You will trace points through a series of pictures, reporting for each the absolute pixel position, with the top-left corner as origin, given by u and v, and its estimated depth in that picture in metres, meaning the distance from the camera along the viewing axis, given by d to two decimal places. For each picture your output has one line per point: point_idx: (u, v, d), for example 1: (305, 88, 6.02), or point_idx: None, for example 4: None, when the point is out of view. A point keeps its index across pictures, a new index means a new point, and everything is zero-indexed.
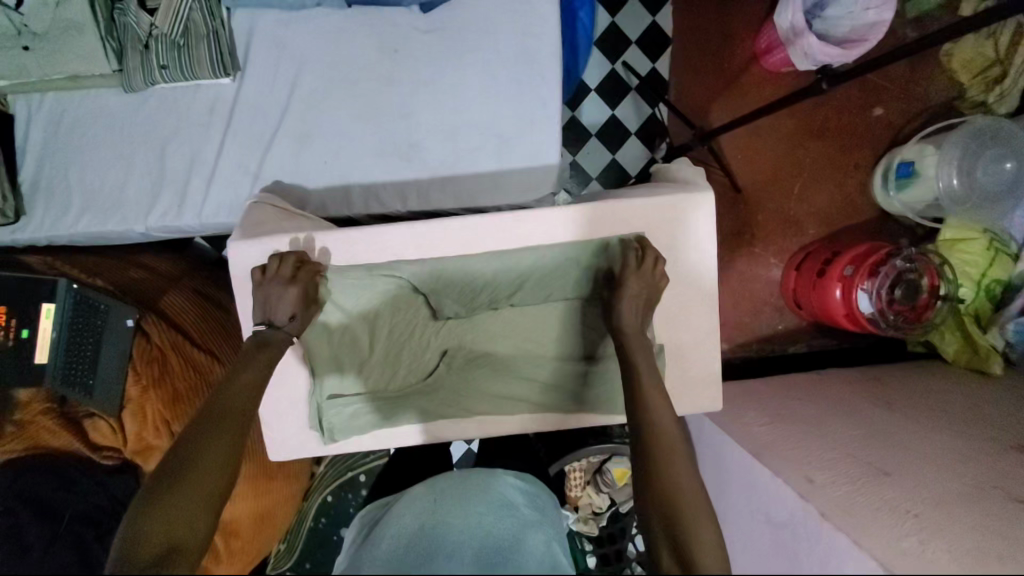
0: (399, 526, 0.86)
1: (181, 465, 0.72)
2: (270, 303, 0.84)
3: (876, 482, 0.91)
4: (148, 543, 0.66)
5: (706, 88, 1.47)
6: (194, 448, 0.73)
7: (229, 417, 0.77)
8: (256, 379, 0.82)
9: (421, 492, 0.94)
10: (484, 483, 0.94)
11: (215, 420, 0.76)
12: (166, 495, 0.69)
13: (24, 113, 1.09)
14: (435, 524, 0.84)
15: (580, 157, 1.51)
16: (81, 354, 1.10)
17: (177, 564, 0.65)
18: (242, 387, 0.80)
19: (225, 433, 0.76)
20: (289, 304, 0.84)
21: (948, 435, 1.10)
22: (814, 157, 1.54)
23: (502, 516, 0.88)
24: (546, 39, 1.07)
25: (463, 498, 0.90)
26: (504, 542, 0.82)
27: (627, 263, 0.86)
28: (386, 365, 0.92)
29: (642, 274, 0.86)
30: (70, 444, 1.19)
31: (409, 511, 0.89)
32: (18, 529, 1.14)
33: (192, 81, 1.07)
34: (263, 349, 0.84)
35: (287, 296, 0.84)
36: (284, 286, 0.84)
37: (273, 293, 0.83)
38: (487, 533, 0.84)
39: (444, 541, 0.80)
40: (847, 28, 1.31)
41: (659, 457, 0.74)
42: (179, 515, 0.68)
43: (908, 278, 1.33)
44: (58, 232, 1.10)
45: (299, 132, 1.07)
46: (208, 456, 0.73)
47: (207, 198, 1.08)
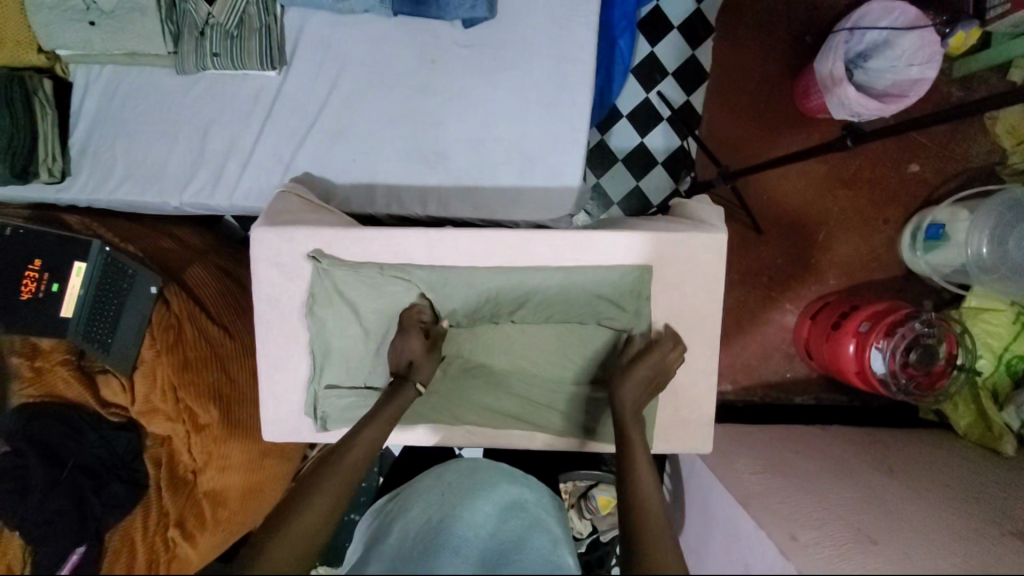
0: (406, 524, 0.90)
1: (294, 507, 0.73)
2: (401, 351, 0.90)
3: (861, 549, 0.88)
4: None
5: (738, 128, 1.48)
6: (307, 497, 0.74)
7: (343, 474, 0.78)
8: (373, 442, 0.83)
9: (429, 483, 0.97)
10: (491, 473, 0.97)
11: (330, 471, 0.78)
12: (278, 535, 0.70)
13: (82, 82, 1.16)
14: (443, 520, 0.88)
15: (605, 181, 1.52)
16: (104, 314, 1.15)
17: None
18: (363, 444, 0.82)
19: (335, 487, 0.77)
20: (415, 352, 0.89)
21: (947, 511, 1.07)
22: (842, 207, 1.52)
23: (508, 513, 0.90)
24: (582, 64, 1.09)
25: (468, 492, 0.92)
26: (508, 545, 0.83)
27: (653, 352, 0.87)
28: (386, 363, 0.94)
29: (654, 359, 0.87)
30: (80, 396, 1.25)
31: (417, 506, 0.93)
32: (25, 468, 1.21)
33: (240, 70, 1.12)
34: (393, 399, 0.87)
35: (412, 344, 0.90)
36: (414, 336, 0.89)
37: (406, 342, 0.90)
38: (493, 535, 0.86)
39: (449, 542, 0.83)
40: (890, 82, 1.29)
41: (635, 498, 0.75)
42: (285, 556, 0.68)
43: (925, 343, 1.27)
44: (98, 197, 1.16)
45: (334, 128, 1.11)
46: (319, 503, 0.74)
47: (239, 182, 1.13)
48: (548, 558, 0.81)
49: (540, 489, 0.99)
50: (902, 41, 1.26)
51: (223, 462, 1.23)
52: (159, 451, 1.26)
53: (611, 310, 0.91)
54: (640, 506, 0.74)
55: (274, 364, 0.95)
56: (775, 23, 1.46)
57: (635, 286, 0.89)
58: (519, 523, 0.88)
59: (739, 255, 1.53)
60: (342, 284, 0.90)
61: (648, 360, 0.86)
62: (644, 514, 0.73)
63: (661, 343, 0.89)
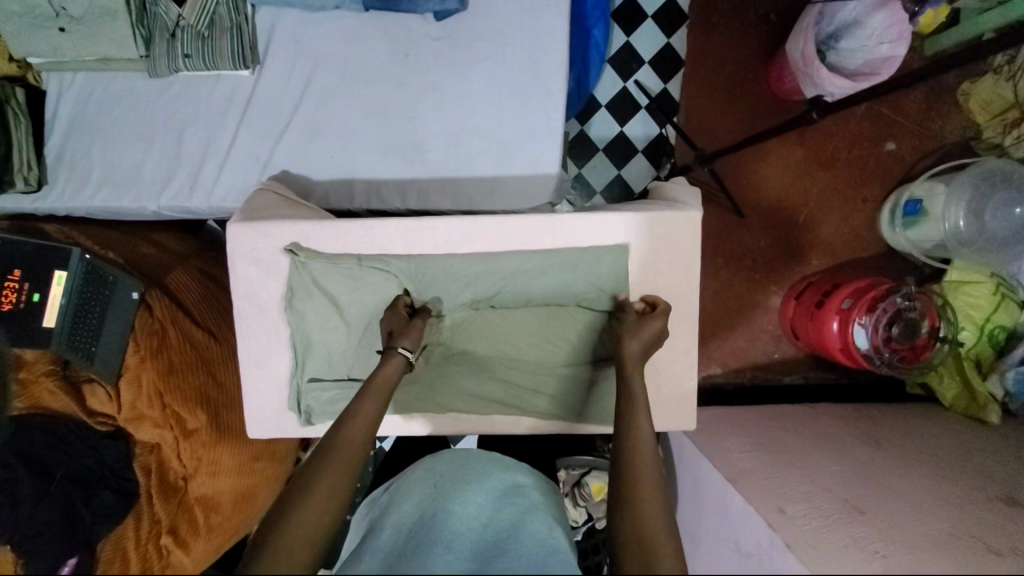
0: (396, 520, 0.88)
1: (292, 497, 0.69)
2: (385, 330, 0.88)
3: (849, 519, 0.89)
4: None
5: (714, 113, 1.49)
6: (304, 484, 0.70)
7: (345, 462, 0.74)
8: (369, 425, 0.79)
9: (422, 476, 0.96)
10: (483, 467, 0.96)
11: (329, 461, 0.73)
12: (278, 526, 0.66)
13: (56, 90, 1.15)
14: (435, 515, 0.86)
15: (586, 171, 1.53)
16: (86, 322, 1.14)
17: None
18: (357, 427, 0.78)
19: (337, 475, 0.72)
20: (392, 326, 0.87)
21: (935, 480, 1.07)
22: (822, 187, 1.53)
23: (500, 504, 0.89)
24: (555, 52, 1.09)
25: (460, 487, 0.91)
26: (502, 533, 0.82)
27: (657, 320, 0.85)
28: (364, 355, 0.94)
29: (655, 325, 0.85)
30: (66, 407, 1.23)
31: (408, 504, 0.91)
32: (13, 481, 1.20)
33: (213, 71, 1.12)
34: (374, 372, 0.84)
35: (391, 320, 0.88)
36: (394, 314, 0.88)
37: (386, 322, 0.88)
38: (485, 527, 0.84)
39: (441, 537, 0.81)
40: (861, 61, 1.31)
41: (632, 476, 0.71)
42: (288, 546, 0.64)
43: (907, 316, 1.28)
44: (76, 205, 1.15)
45: (309, 126, 1.11)
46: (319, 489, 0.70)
47: (217, 182, 1.12)
48: (543, 542, 0.79)
49: (533, 473, 0.99)
50: (871, 20, 1.27)
51: (213, 468, 1.22)
52: (148, 458, 1.25)
53: (591, 292, 0.91)
54: (640, 486, 0.69)
55: (257, 362, 0.95)
56: (747, 9, 1.48)
57: (613, 267, 0.90)
58: (513, 510, 0.86)
59: (722, 239, 1.54)
60: (321, 276, 0.90)
61: (647, 331, 0.84)
62: (640, 489, 0.69)
63: (658, 311, 0.87)
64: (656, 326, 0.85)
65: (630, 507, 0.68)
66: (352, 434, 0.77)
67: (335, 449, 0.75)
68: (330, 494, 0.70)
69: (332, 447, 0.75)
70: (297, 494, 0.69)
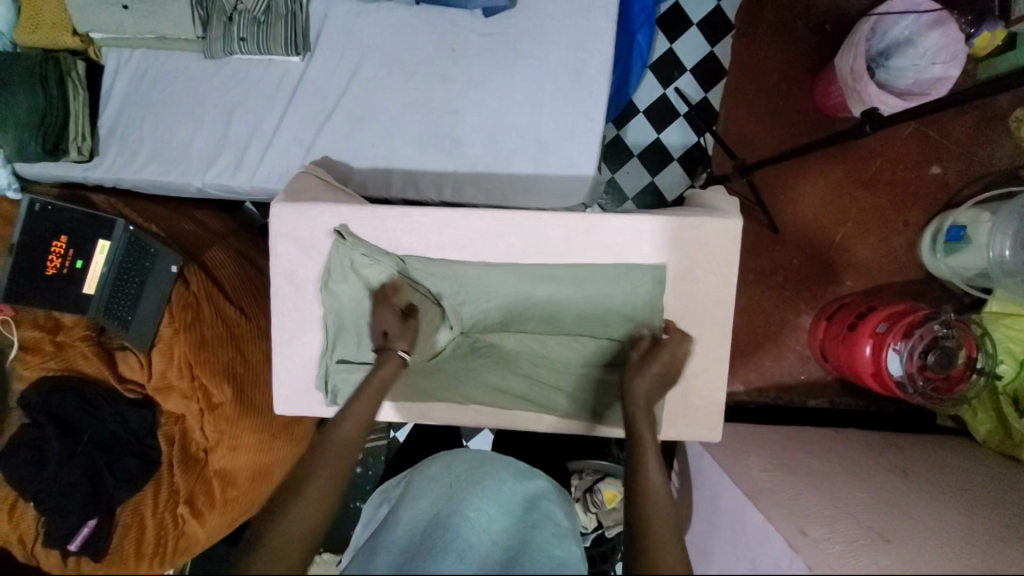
0: (411, 517, 0.90)
1: (290, 495, 0.73)
2: (376, 330, 0.89)
3: (873, 547, 0.87)
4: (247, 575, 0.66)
5: (755, 124, 1.47)
6: (298, 483, 0.74)
7: (339, 458, 0.78)
8: (362, 423, 0.82)
9: (439, 471, 0.97)
10: (497, 473, 0.96)
11: (321, 458, 0.77)
12: (275, 525, 0.70)
13: (113, 64, 1.19)
14: (448, 517, 0.86)
15: (619, 176, 1.53)
16: (126, 291, 1.19)
17: None
18: (349, 423, 0.81)
19: (332, 470, 0.76)
20: (388, 325, 0.88)
21: (964, 514, 1.03)
22: (861, 207, 1.50)
23: (511, 515, 0.89)
24: (599, 55, 1.09)
25: (474, 488, 0.92)
26: (514, 544, 0.82)
27: (665, 350, 0.86)
28: (389, 343, 0.93)
29: (665, 350, 0.86)
30: (98, 372, 1.27)
31: (423, 501, 0.92)
32: (43, 440, 1.24)
33: (265, 56, 1.14)
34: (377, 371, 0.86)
35: (388, 318, 0.89)
36: (386, 309, 0.89)
37: (379, 319, 0.89)
38: (496, 541, 0.84)
39: (452, 543, 0.82)
40: (911, 80, 1.29)
41: (643, 501, 0.72)
42: (280, 549, 0.68)
43: (945, 345, 1.24)
44: (124, 176, 1.19)
45: (353, 115, 1.13)
46: (313, 489, 0.74)
47: (261, 164, 1.15)
48: (552, 555, 0.79)
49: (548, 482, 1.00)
50: (925, 39, 1.26)
51: (232, 443, 1.24)
52: (174, 429, 1.28)
53: (621, 296, 0.90)
54: (650, 496, 0.72)
55: (289, 340, 0.97)
56: (797, 22, 1.46)
57: (651, 274, 0.89)
58: (526, 525, 0.86)
59: (754, 254, 1.52)
60: (359, 265, 0.91)
61: (653, 364, 0.84)
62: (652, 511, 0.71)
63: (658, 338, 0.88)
64: (660, 360, 0.85)
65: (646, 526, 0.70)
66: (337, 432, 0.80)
67: (324, 445, 0.78)
68: (323, 486, 0.75)
69: (322, 444, 0.78)
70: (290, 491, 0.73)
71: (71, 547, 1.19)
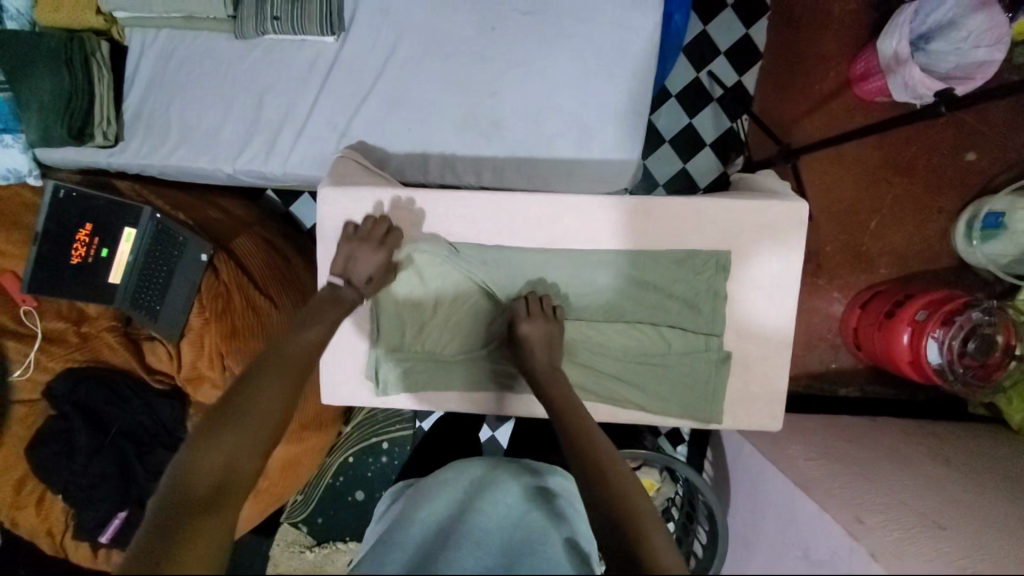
0: (428, 508, 0.88)
1: (246, 400, 0.75)
2: (355, 258, 0.89)
3: (930, 534, 0.86)
4: (197, 483, 0.67)
5: (790, 109, 1.45)
6: (254, 388, 0.76)
7: (291, 373, 0.80)
8: (316, 337, 0.85)
9: (451, 475, 0.96)
10: (512, 469, 0.97)
11: (276, 369, 0.79)
12: (228, 427, 0.72)
13: (138, 45, 1.15)
14: (465, 513, 0.86)
15: (651, 162, 1.51)
16: (154, 280, 1.17)
17: (227, 497, 0.67)
18: (306, 340, 0.84)
19: (281, 392, 0.77)
20: (374, 268, 0.89)
21: (1008, 500, 1.03)
22: (896, 194, 1.48)
23: (531, 502, 0.89)
24: (645, 34, 1.06)
25: (489, 488, 0.91)
26: (529, 536, 0.81)
27: (522, 327, 0.89)
28: (444, 330, 0.96)
29: (543, 330, 0.88)
30: (126, 362, 1.25)
31: (438, 499, 0.90)
32: (70, 432, 1.21)
33: (299, 35, 1.10)
34: (333, 302, 0.88)
35: (375, 259, 0.89)
36: (374, 248, 0.89)
37: (362, 252, 0.89)
38: (516, 526, 0.84)
39: (469, 536, 0.81)
40: (952, 65, 1.27)
41: (592, 457, 0.74)
42: (236, 450, 0.71)
43: (982, 332, 1.25)
44: (152, 162, 1.15)
45: (389, 97, 1.10)
46: (270, 399, 0.76)
47: (294, 149, 1.12)
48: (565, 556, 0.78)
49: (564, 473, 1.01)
50: (969, 21, 1.23)
51: None
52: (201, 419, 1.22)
53: (675, 281, 0.91)
54: (604, 459, 0.74)
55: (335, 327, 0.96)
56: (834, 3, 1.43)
57: (712, 258, 0.89)
58: (539, 518, 0.85)
59: None
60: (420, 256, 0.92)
61: (529, 339, 0.88)
62: (607, 466, 0.73)
63: (548, 313, 0.90)
64: (540, 327, 0.89)
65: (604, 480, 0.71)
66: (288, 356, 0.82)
67: (273, 366, 0.79)
68: (272, 406, 0.76)
69: (274, 364, 0.80)
70: (236, 410, 0.74)
71: (102, 539, 1.19)
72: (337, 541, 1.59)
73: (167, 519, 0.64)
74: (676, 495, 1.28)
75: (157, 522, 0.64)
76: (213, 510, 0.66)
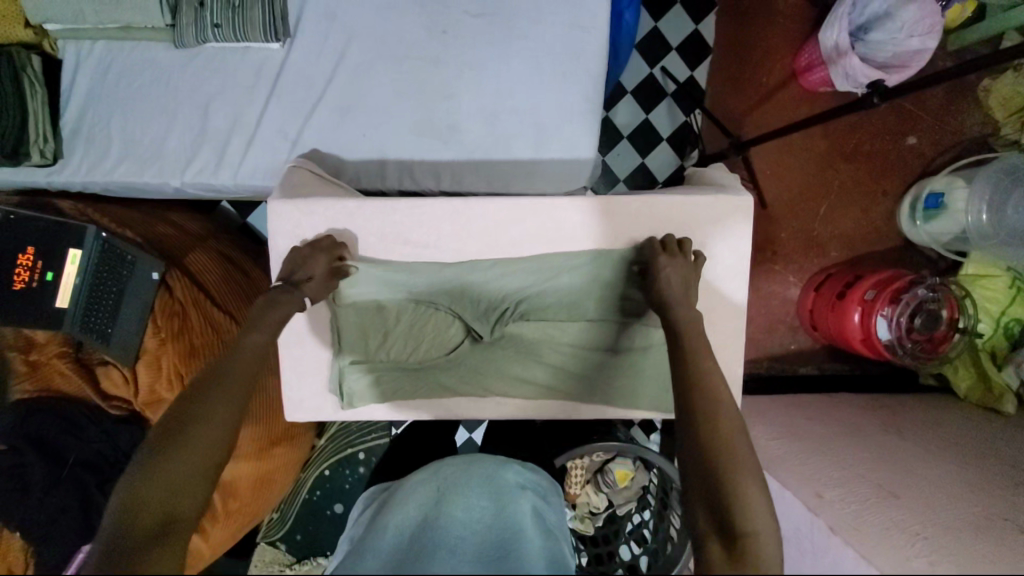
0: (400, 520, 0.87)
1: (182, 429, 0.76)
2: (298, 262, 0.89)
3: (886, 503, 0.91)
4: (141, 521, 0.70)
5: (741, 102, 1.50)
6: (194, 416, 0.76)
7: (230, 395, 0.79)
8: (257, 353, 0.84)
9: (424, 476, 0.96)
10: (485, 466, 0.97)
11: (215, 392, 0.78)
12: (165, 461, 0.73)
13: (72, 58, 1.10)
14: (440, 513, 0.87)
15: (611, 159, 1.54)
16: (103, 302, 1.12)
17: (169, 536, 0.70)
18: (246, 358, 0.83)
19: (219, 417, 0.77)
20: (315, 267, 0.88)
21: (960, 465, 1.09)
22: (843, 180, 1.54)
23: (504, 502, 0.91)
24: (594, 32, 1.08)
25: (463, 487, 0.92)
26: (507, 532, 0.84)
27: (659, 262, 0.88)
28: (408, 340, 0.96)
29: (679, 268, 0.88)
30: (80, 390, 1.21)
31: (410, 502, 0.91)
32: (23, 467, 1.16)
33: (243, 42, 1.08)
34: (272, 307, 0.86)
35: (316, 262, 0.89)
36: (316, 251, 0.89)
37: (303, 255, 0.89)
38: (489, 527, 0.85)
39: (445, 539, 0.81)
40: (890, 54, 1.31)
41: (705, 411, 0.74)
42: (175, 485, 0.73)
43: (929, 308, 1.31)
44: (94, 179, 1.11)
45: (341, 103, 1.08)
46: (208, 425, 0.76)
47: (245, 159, 1.09)
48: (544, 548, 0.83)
49: (539, 473, 1.06)
50: (902, 13, 1.27)
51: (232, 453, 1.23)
52: None
53: (620, 278, 0.94)
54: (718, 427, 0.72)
55: (296, 340, 0.96)
56: None
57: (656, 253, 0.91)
58: (514, 514, 0.88)
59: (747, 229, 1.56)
60: (388, 277, 0.93)
61: (664, 271, 0.87)
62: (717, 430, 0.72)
63: (683, 251, 0.90)
64: (682, 258, 0.89)
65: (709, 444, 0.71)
66: (225, 375, 0.80)
67: (214, 387, 0.79)
68: (210, 434, 0.76)
69: (215, 386, 0.79)
70: (172, 443, 0.74)
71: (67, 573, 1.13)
72: (317, 556, 1.55)
73: (113, 559, 0.67)
74: (650, 483, 1.32)
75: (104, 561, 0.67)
76: (155, 549, 0.68)
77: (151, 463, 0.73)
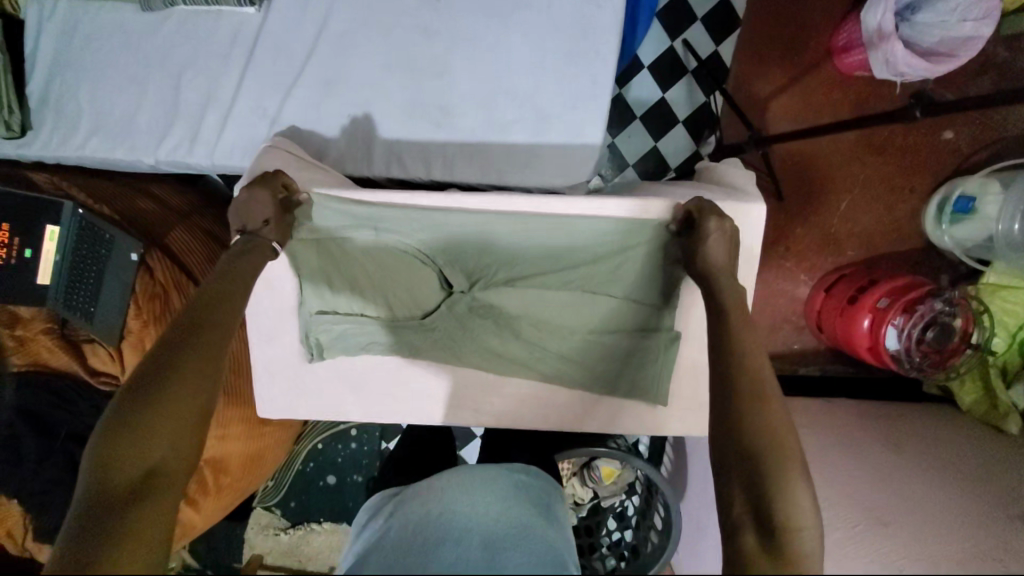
0: (401, 520, 0.85)
1: (159, 378, 0.69)
2: (244, 210, 0.84)
3: (871, 534, 0.89)
4: (122, 478, 0.64)
5: (767, 84, 1.38)
6: (170, 366, 0.70)
7: (209, 343, 0.74)
8: (234, 302, 0.79)
9: (431, 481, 0.93)
10: (489, 472, 0.94)
11: (193, 342, 0.73)
12: (144, 413, 0.67)
13: (35, 18, 1.03)
14: (445, 509, 0.83)
15: (621, 141, 1.44)
16: (83, 281, 1.08)
17: (155, 491, 0.64)
18: (220, 307, 0.78)
19: (202, 364, 0.72)
20: (267, 209, 0.84)
21: (956, 496, 1.03)
22: (868, 173, 1.44)
23: (513, 502, 0.87)
24: (606, 8, 0.96)
25: (468, 486, 0.89)
26: (512, 529, 0.81)
27: (707, 226, 0.80)
28: (377, 291, 0.95)
29: (730, 232, 0.79)
30: (69, 366, 1.20)
31: (416, 504, 0.88)
32: (15, 439, 1.17)
33: (214, 6, 1.00)
34: (245, 256, 0.83)
35: (263, 200, 0.84)
36: (258, 190, 0.84)
37: (245, 199, 0.84)
38: (496, 521, 0.82)
39: (454, 534, 0.78)
40: (937, 38, 1.17)
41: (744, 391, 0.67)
42: (156, 437, 0.66)
43: (943, 322, 1.23)
44: (65, 153, 1.04)
45: (324, 78, 1.00)
46: (190, 371, 0.71)
47: (221, 137, 1.02)
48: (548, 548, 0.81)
49: (545, 480, 1.00)
50: None
51: (222, 432, 1.22)
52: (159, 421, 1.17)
53: (615, 261, 0.90)
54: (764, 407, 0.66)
55: (270, 339, 0.99)
56: None
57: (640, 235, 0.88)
58: (518, 513, 0.85)
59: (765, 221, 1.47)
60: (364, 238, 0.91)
61: (712, 237, 0.79)
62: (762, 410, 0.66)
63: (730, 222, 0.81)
64: (726, 224, 0.80)
65: (748, 431, 0.64)
66: (203, 326, 0.75)
67: (194, 337, 0.73)
68: (193, 383, 0.71)
69: (189, 337, 0.73)
70: (150, 393, 0.68)
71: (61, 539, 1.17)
72: (311, 522, 1.62)
73: (93, 521, 0.61)
74: (637, 479, 1.30)
75: (86, 518, 0.61)
76: (141, 504, 0.63)
77: (130, 414, 0.66)
